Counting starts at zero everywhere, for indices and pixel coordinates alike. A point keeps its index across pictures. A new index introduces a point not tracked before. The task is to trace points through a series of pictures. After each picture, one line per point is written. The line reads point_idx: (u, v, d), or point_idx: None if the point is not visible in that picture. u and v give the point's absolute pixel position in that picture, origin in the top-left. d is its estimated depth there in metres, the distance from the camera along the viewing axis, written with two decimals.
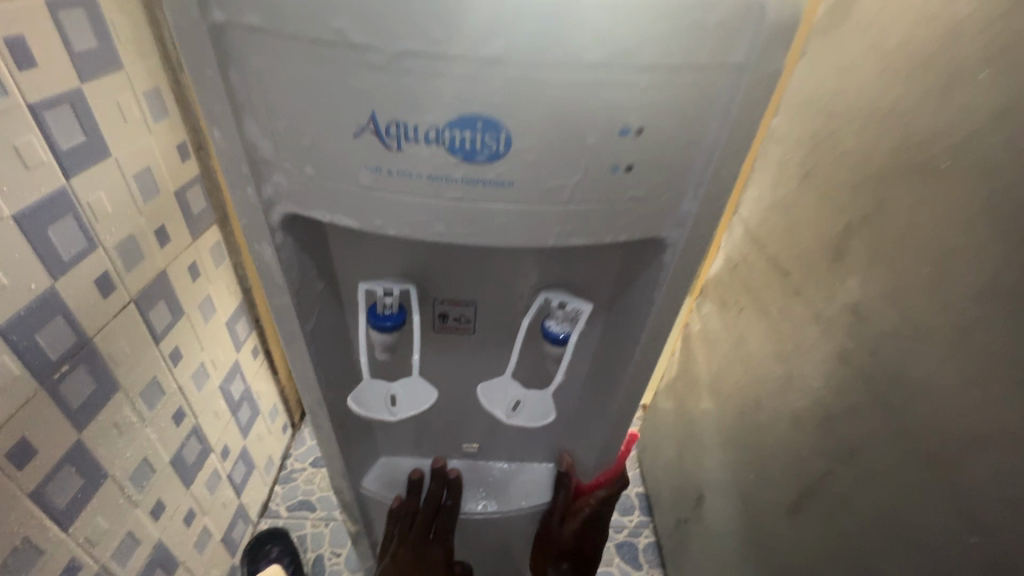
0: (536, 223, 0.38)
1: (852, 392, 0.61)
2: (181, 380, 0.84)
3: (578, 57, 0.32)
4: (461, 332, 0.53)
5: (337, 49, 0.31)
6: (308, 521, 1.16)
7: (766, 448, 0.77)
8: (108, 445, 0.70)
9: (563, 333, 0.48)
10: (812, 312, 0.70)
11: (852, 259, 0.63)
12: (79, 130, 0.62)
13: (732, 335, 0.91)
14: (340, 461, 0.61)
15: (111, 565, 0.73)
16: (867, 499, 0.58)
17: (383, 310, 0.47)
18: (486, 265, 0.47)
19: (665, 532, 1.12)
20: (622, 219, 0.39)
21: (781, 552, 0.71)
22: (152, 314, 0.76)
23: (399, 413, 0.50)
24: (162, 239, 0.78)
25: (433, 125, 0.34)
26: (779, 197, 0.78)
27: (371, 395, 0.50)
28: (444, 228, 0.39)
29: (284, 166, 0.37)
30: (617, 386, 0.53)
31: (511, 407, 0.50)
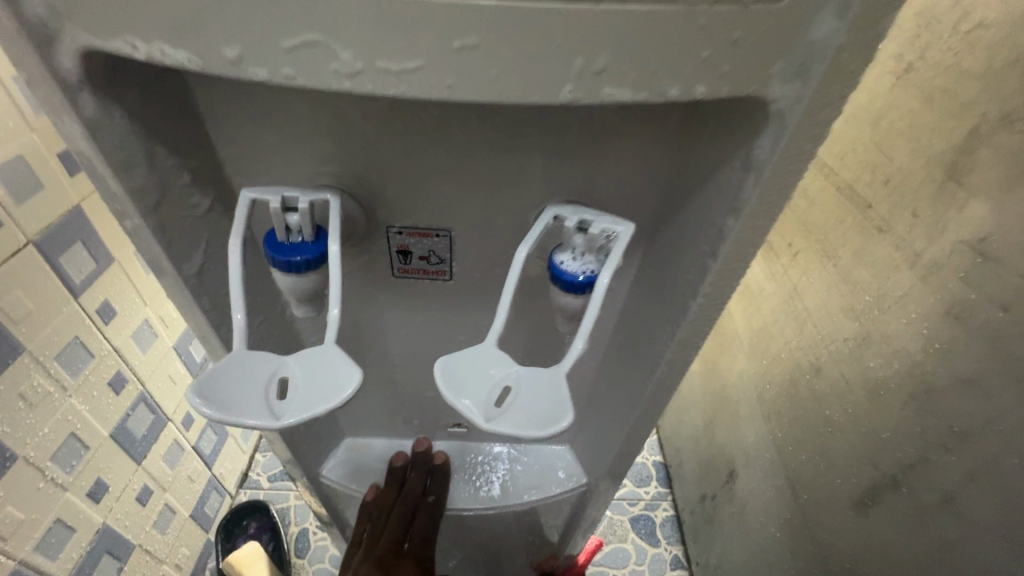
0: (530, 46, 0.20)
1: (968, 359, 0.45)
2: (118, 340, 0.71)
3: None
4: (434, 277, 0.38)
5: None
6: (292, 493, 1.06)
7: (827, 425, 0.62)
8: (13, 420, 0.56)
9: (585, 273, 0.31)
10: (903, 253, 0.53)
11: (976, 177, 0.46)
12: None
13: (780, 286, 0.75)
14: (285, 446, 0.47)
15: (36, 558, 0.61)
16: (984, 500, 0.43)
17: (287, 236, 0.30)
18: (464, 171, 0.31)
19: (687, 508, 1.00)
20: (704, 50, 0.21)
21: (846, 552, 0.58)
22: (65, 261, 0.61)
23: (285, 416, 0.27)
24: (72, 166, 0.62)
25: None
26: (860, 107, 0.61)
27: (244, 388, 0.29)
28: (359, 61, 0.20)
29: None
30: (655, 356, 0.37)
31: (494, 400, 0.29)
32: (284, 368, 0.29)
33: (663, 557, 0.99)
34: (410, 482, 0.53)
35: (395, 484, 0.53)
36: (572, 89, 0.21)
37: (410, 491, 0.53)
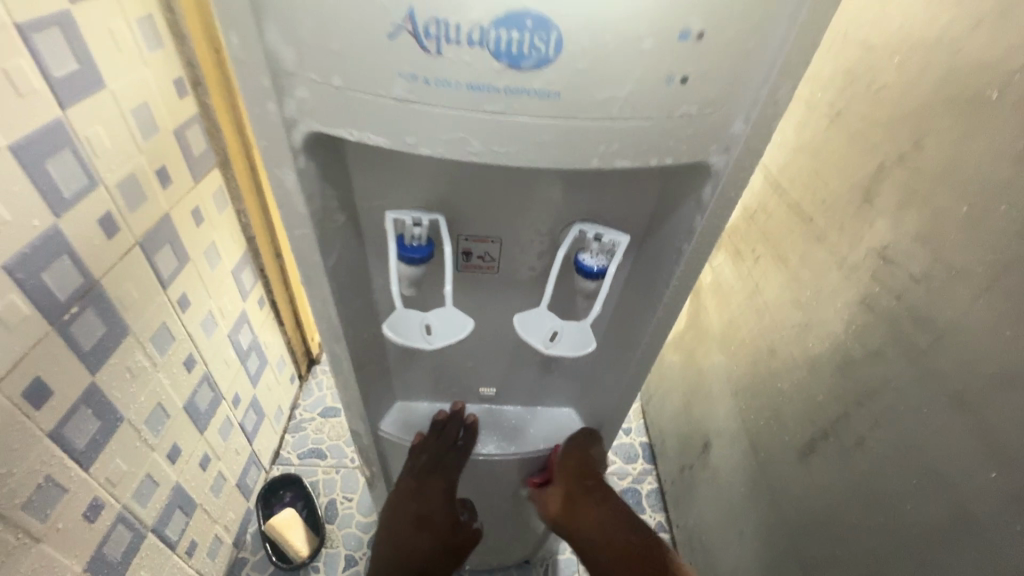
0: (578, 143, 0.31)
1: (877, 335, 0.60)
2: (190, 326, 0.83)
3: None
4: (485, 271, 0.50)
5: None
6: (320, 468, 1.18)
7: (780, 394, 0.77)
8: (122, 388, 0.69)
9: (598, 266, 0.44)
10: (835, 258, 0.68)
11: (882, 201, 0.61)
12: (72, 57, 0.58)
13: (745, 286, 0.91)
14: (359, 404, 0.60)
15: (133, 505, 0.74)
16: (886, 439, 0.58)
17: (410, 242, 0.43)
18: (514, 202, 0.45)
19: (669, 479, 1.15)
20: (672, 140, 0.33)
21: (795, 493, 0.73)
22: (158, 258, 0.74)
23: (436, 342, 0.43)
24: (164, 180, 0.75)
25: (477, 23, 0.26)
26: (805, 140, 0.76)
27: (403, 323, 0.43)
28: (482, 147, 0.31)
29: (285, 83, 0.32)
30: (641, 332, 0.51)
31: (548, 337, 0.44)
32: (428, 318, 0.43)
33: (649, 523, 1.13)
34: (439, 425, 0.66)
35: (432, 429, 0.66)
36: (597, 162, 0.33)
37: (437, 430, 0.66)
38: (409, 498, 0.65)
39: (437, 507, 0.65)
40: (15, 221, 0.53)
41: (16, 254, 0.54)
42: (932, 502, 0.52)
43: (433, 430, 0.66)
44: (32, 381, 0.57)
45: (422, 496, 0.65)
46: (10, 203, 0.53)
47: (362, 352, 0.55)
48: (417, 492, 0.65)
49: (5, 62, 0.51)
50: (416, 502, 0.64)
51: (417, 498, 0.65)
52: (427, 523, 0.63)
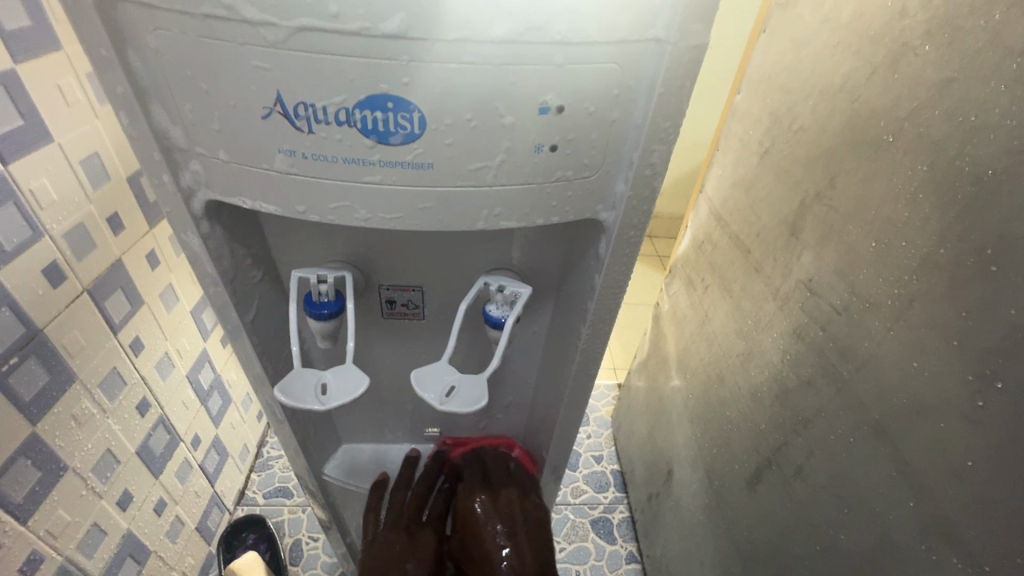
0: (460, 207, 0.33)
1: (807, 366, 0.62)
2: (144, 369, 0.83)
3: (484, 5, 0.26)
4: (411, 317, 0.51)
5: (222, 18, 0.26)
6: (286, 508, 1.17)
7: (729, 423, 0.78)
8: (65, 436, 0.69)
9: (501, 317, 0.45)
10: (770, 289, 0.70)
11: (806, 235, 0.63)
12: (16, 114, 0.59)
13: (697, 314, 0.92)
14: (297, 450, 0.60)
15: (77, 556, 0.72)
16: (820, 469, 0.59)
17: (318, 298, 0.44)
18: (430, 254, 0.46)
19: (639, 507, 1.14)
20: (554, 201, 0.34)
21: (745, 522, 0.74)
22: (109, 304, 0.75)
23: (328, 403, 0.41)
24: (116, 227, 0.76)
25: (342, 106, 0.28)
26: (742, 175, 0.79)
27: (300, 385, 0.42)
28: (368, 214, 0.33)
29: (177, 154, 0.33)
30: (566, 373, 0.53)
31: (445, 393, 0.43)
32: (325, 378, 0.42)
33: (619, 553, 1.12)
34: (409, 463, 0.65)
35: (411, 467, 0.65)
36: (484, 225, 0.34)
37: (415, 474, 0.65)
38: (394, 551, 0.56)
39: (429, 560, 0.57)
40: None
41: None
42: (863, 532, 0.53)
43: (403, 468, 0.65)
44: None
45: (416, 551, 0.57)
46: None
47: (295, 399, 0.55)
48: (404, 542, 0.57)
49: None
50: (409, 560, 0.56)
51: (411, 553, 0.57)
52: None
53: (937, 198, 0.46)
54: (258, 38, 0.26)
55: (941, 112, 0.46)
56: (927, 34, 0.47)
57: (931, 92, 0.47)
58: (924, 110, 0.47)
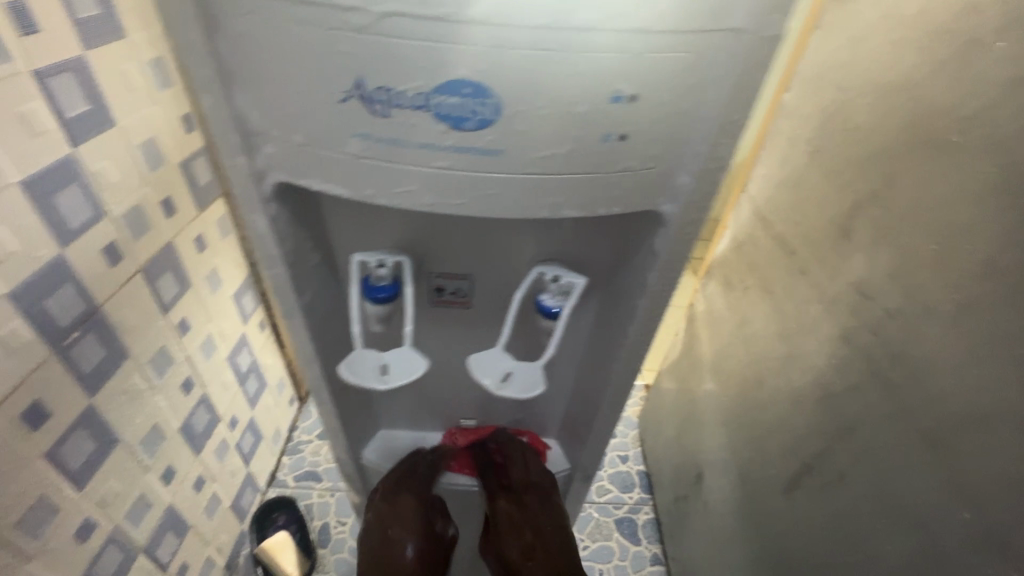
0: (524, 194, 0.33)
1: (854, 371, 0.60)
2: (189, 349, 0.86)
3: None
4: (458, 306, 0.52)
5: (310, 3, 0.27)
6: (315, 491, 1.19)
7: (766, 427, 0.77)
8: (118, 410, 0.72)
9: (556, 308, 0.45)
10: (816, 291, 0.69)
11: (858, 236, 0.62)
12: (83, 98, 0.62)
13: (735, 316, 0.91)
14: (339, 431, 0.62)
15: (124, 525, 0.75)
16: (863, 475, 0.58)
17: (376, 282, 0.44)
18: (482, 243, 0.46)
19: (664, 509, 1.13)
20: (617, 191, 0.34)
21: (779, 527, 0.72)
22: (160, 284, 0.78)
23: (391, 382, 0.43)
24: (169, 211, 0.79)
25: (419, 91, 0.29)
26: (788, 175, 0.77)
27: (362, 364, 0.44)
28: (434, 199, 0.33)
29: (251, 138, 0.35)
30: (610, 367, 0.53)
31: (501, 378, 0.44)
32: (386, 357, 0.44)
33: (644, 554, 1.11)
34: (422, 456, 0.67)
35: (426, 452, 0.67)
36: (546, 213, 0.35)
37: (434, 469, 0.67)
38: (385, 523, 0.62)
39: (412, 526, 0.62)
40: (23, 251, 0.56)
41: (22, 282, 0.57)
42: (908, 542, 0.52)
43: (416, 460, 0.67)
44: (31, 404, 0.59)
45: (400, 517, 0.62)
46: (20, 235, 0.56)
47: (341, 382, 0.57)
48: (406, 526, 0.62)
49: (20, 105, 0.55)
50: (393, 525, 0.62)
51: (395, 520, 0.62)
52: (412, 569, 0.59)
53: (1004, 201, 0.44)
54: (344, 23, 0.27)
55: (1012, 110, 0.44)
56: (1000, 29, 0.46)
57: (1002, 90, 0.45)
58: (993, 109, 0.46)
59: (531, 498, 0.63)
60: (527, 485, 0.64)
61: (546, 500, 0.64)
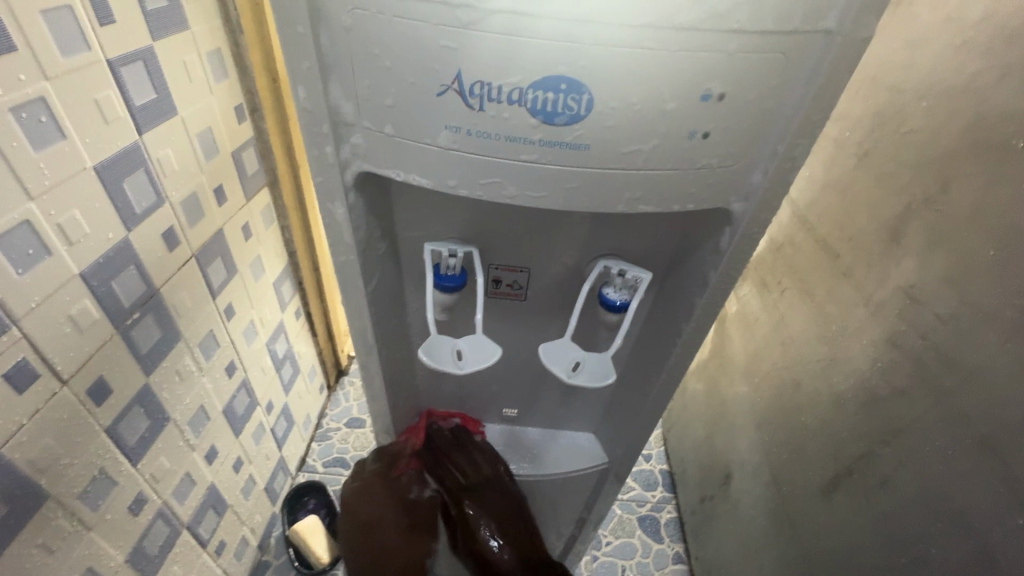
0: (604, 189, 0.35)
1: (901, 375, 0.60)
2: (233, 334, 0.89)
3: None
4: (513, 298, 0.53)
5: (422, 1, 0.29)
6: (344, 478, 1.21)
7: (804, 429, 0.77)
8: (170, 389, 0.74)
9: (621, 301, 0.47)
10: (861, 295, 0.68)
11: (909, 241, 0.62)
12: (151, 87, 0.64)
13: (772, 317, 0.91)
14: (387, 417, 0.64)
15: (171, 501, 0.78)
16: (909, 479, 0.58)
17: (446, 271, 0.46)
18: (545, 237, 0.47)
19: (688, 509, 1.13)
20: (693, 188, 0.36)
21: (815, 531, 0.73)
22: (211, 269, 0.80)
23: (466, 368, 0.45)
24: (221, 199, 0.81)
25: (517, 86, 0.30)
26: (834, 178, 0.77)
27: (439, 348, 0.46)
28: (517, 192, 0.35)
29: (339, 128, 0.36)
30: (661, 363, 0.54)
31: (570, 367, 0.47)
32: (462, 344, 0.46)
33: (667, 553, 1.11)
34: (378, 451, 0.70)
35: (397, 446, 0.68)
36: (623, 208, 0.36)
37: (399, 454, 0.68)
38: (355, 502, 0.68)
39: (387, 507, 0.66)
40: (93, 234, 0.59)
41: (92, 263, 0.59)
42: (958, 547, 0.51)
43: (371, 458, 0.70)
44: (95, 380, 0.61)
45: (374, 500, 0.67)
46: (91, 217, 0.58)
47: (393, 369, 0.58)
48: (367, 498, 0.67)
49: (96, 92, 0.57)
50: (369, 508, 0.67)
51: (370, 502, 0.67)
52: (378, 540, 0.65)
53: None
54: (453, 19, 0.29)
55: None
56: None
57: None
58: None
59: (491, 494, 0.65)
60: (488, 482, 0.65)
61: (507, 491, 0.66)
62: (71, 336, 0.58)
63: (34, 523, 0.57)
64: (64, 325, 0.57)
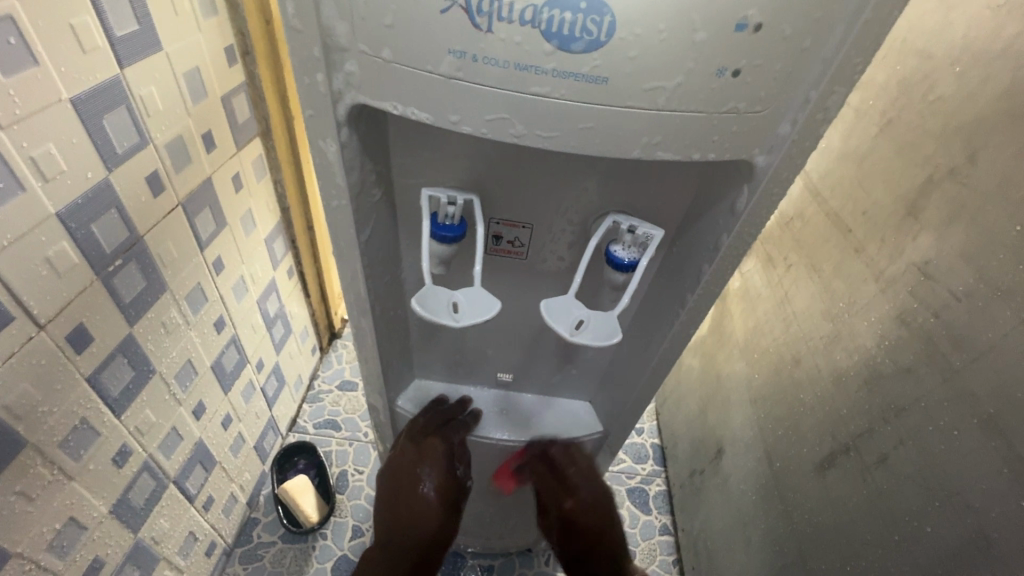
0: (621, 130, 0.33)
1: (909, 353, 0.58)
2: (222, 289, 0.86)
3: None
4: (514, 255, 0.51)
5: None
6: (334, 439, 1.21)
7: (802, 406, 0.76)
8: (156, 341, 0.72)
9: (630, 258, 0.44)
10: (872, 270, 0.66)
11: (927, 215, 0.59)
12: (133, 17, 0.59)
13: (775, 293, 0.89)
14: (379, 376, 0.62)
15: (158, 455, 0.76)
16: (910, 460, 0.56)
17: (444, 221, 0.44)
18: (551, 190, 0.45)
19: (677, 483, 1.13)
20: (717, 135, 0.34)
21: (808, 508, 0.72)
22: (198, 220, 0.77)
23: (462, 320, 0.43)
24: (209, 145, 0.77)
25: (531, 3, 0.28)
26: (852, 149, 0.74)
27: (434, 300, 0.44)
28: (525, 130, 0.33)
29: (332, 52, 0.33)
30: (663, 330, 0.52)
31: (574, 326, 0.45)
32: (459, 297, 0.44)
33: (654, 524, 1.12)
34: (452, 415, 0.67)
35: (461, 406, 0.68)
36: (639, 153, 0.35)
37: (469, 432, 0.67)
38: (415, 462, 0.63)
39: (441, 467, 0.64)
40: (70, 172, 0.55)
41: (70, 203, 0.56)
42: (954, 528, 0.51)
43: (448, 419, 0.67)
44: (75, 327, 0.59)
45: (426, 457, 0.64)
46: (67, 153, 0.55)
47: (385, 327, 0.56)
48: (434, 466, 0.63)
49: (72, 17, 0.53)
50: (422, 464, 0.63)
51: (423, 459, 0.63)
52: (430, 517, 0.61)
53: None
54: None
55: None
56: None
57: None
58: None
59: (587, 492, 0.63)
60: (578, 479, 0.64)
61: (601, 494, 0.64)
62: (48, 280, 0.55)
63: (11, 469, 0.55)
64: (40, 268, 0.54)
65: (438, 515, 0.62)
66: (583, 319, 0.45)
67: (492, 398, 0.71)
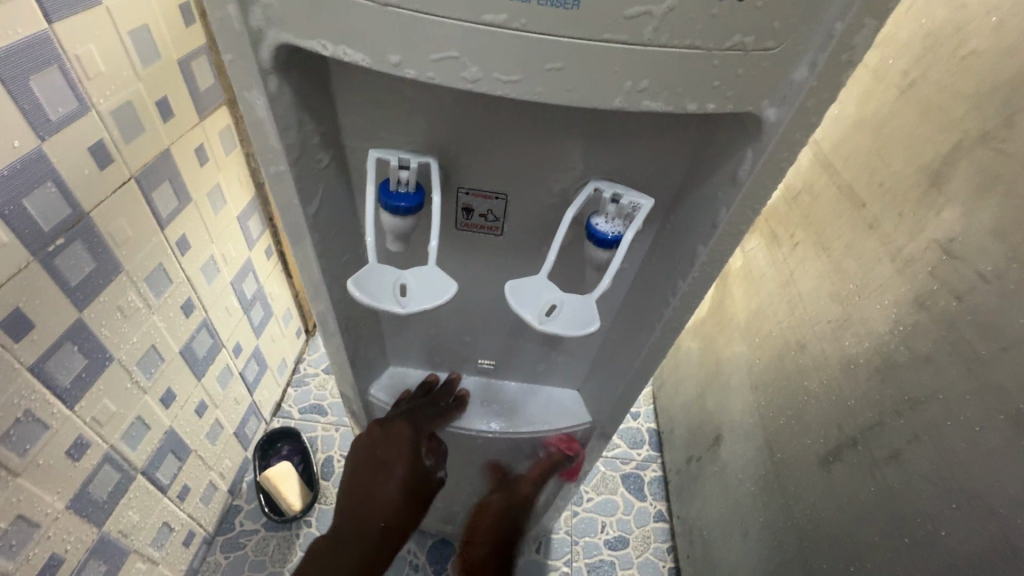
0: (598, 71, 0.28)
1: (928, 341, 0.53)
2: (189, 270, 0.81)
3: None
4: (488, 231, 0.45)
5: None
6: (320, 425, 1.17)
7: (806, 394, 0.71)
8: (112, 326, 0.67)
9: (614, 233, 0.39)
10: (887, 248, 0.61)
11: (952, 187, 0.53)
12: None
13: (781, 273, 0.83)
14: (348, 364, 0.57)
15: (121, 445, 0.72)
16: (926, 457, 0.51)
17: (397, 187, 0.39)
18: (527, 155, 0.39)
19: (673, 469, 1.10)
20: (717, 80, 0.29)
21: (810, 502, 0.68)
22: (156, 196, 0.71)
23: (410, 305, 0.38)
24: (165, 113, 0.71)
25: None
26: (868, 116, 0.68)
27: (378, 282, 0.38)
28: (480, 73, 0.29)
29: None
30: (656, 315, 0.47)
31: (545, 312, 0.39)
32: (406, 279, 0.39)
33: (648, 511, 1.08)
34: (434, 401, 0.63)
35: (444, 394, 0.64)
36: (621, 101, 0.30)
37: (448, 420, 0.63)
38: (378, 446, 0.60)
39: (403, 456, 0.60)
40: None
41: None
42: (971, 531, 0.46)
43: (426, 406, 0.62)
44: (10, 313, 0.54)
45: (390, 441, 0.60)
46: None
47: (350, 312, 0.51)
48: (397, 454, 0.60)
49: None
50: (383, 448, 0.59)
51: (386, 442, 0.60)
52: (381, 506, 0.58)
53: None
54: None
55: None
56: None
57: None
58: None
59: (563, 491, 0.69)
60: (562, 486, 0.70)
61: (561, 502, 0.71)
62: None
63: None
64: None
65: (392, 508, 0.58)
66: (556, 303, 0.40)
67: (474, 387, 0.66)
